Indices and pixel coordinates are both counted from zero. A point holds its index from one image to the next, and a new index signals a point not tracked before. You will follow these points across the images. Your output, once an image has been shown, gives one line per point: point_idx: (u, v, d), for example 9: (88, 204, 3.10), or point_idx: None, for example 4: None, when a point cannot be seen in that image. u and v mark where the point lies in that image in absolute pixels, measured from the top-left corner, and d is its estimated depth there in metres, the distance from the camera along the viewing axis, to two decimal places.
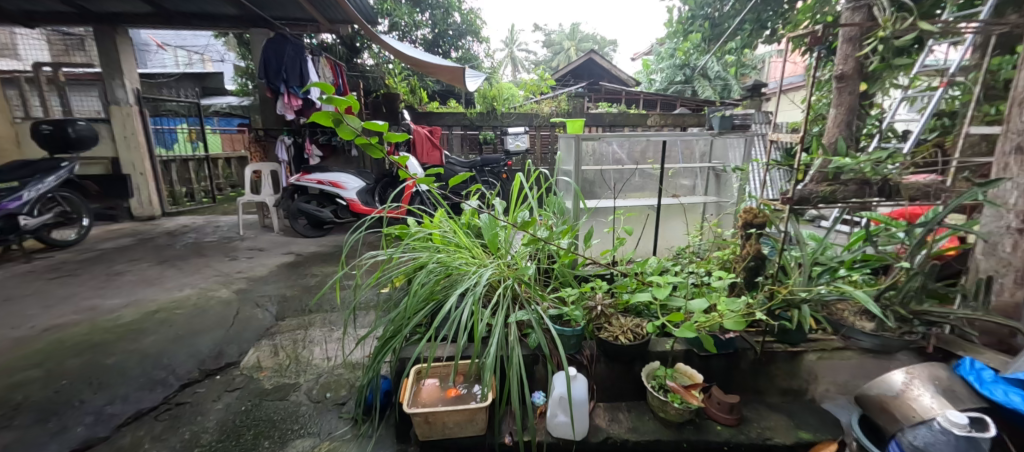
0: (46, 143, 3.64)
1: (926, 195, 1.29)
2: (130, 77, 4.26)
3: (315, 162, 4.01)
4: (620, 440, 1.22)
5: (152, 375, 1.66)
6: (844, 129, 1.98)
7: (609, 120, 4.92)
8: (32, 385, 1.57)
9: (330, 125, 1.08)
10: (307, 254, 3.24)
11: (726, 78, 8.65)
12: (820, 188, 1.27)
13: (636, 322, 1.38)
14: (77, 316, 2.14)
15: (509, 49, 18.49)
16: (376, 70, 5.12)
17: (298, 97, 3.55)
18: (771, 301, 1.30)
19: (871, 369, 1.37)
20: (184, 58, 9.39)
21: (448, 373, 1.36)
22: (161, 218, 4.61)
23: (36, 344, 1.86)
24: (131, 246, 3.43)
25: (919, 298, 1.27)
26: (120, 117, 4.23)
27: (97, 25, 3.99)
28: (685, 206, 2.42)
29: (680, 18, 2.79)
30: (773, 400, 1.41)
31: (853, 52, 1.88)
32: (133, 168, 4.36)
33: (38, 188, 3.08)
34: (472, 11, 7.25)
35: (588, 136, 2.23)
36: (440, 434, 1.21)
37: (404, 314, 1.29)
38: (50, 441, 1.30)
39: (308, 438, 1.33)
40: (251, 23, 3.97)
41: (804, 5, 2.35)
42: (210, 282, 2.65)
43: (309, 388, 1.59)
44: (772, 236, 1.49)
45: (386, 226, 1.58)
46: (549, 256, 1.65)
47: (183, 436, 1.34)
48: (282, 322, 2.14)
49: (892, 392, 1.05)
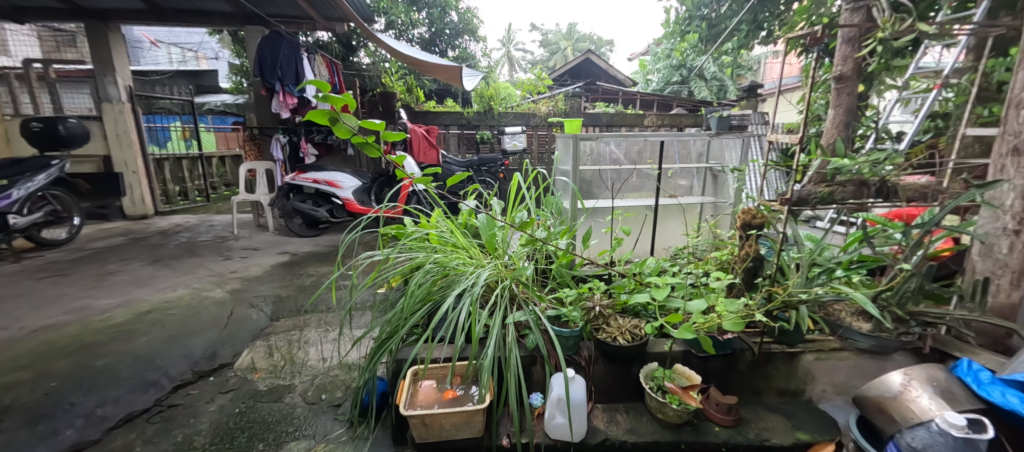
0: (36, 141, 3.58)
1: (925, 196, 1.28)
2: (122, 74, 4.20)
3: (311, 161, 4.00)
4: (618, 441, 1.22)
5: (144, 377, 1.64)
6: (842, 130, 2.07)
7: (607, 120, 4.93)
8: (22, 387, 1.54)
9: (326, 124, 1.05)
10: (303, 254, 3.21)
11: (721, 79, 8.68)
12: (819, 189, 1.26)
13: (634, 323, 1.37)
14: (68, 317, 2.11)
15: (507, 49, 18.61)
16: (372, 69, 5.08)
17: (294, 95, 3.53)
18: (770, 302, 1.30)
19: (868, 369, 1.37)
20: (178, 56, 9.34)
21: (446, 374, 1.34)
22: (153, 218, 4.55)
23: (26, 345, 1.83)
24: (123, 246, 3.38)
25: (916, 299, 1.27)
26: (112, 114, 4.17)
27: (89, 20, 3.93)
28: (684, 206, 2.43)
29: (678, 19, 2.83)
30: (771, 401, 1.41)
31: (852, 52, 1.98)
32: (126, 166, 4.30)
33: (28, 187, 3.03)
34: (469, 11, 7.27)
35: (586, 135, 2.21)
36: (437, 437, 1.21)
37: (401, 315, 1.29)
38: (39, 444, 1.28)
39: (303, 440, 1.32)
40: (246, 21, 3.96)
41: (801, 7, 2.35)
42: (204, 281, 2.62)
43: (305, 390, 1.58)
44: (771, 237, 1.49)
45: (382, 226, 1.56)
46: (548, 257, 1.65)
47: (175, 439, 1.32)
48: (276, 322, 2.12)
49: (891, 393, 1.05)
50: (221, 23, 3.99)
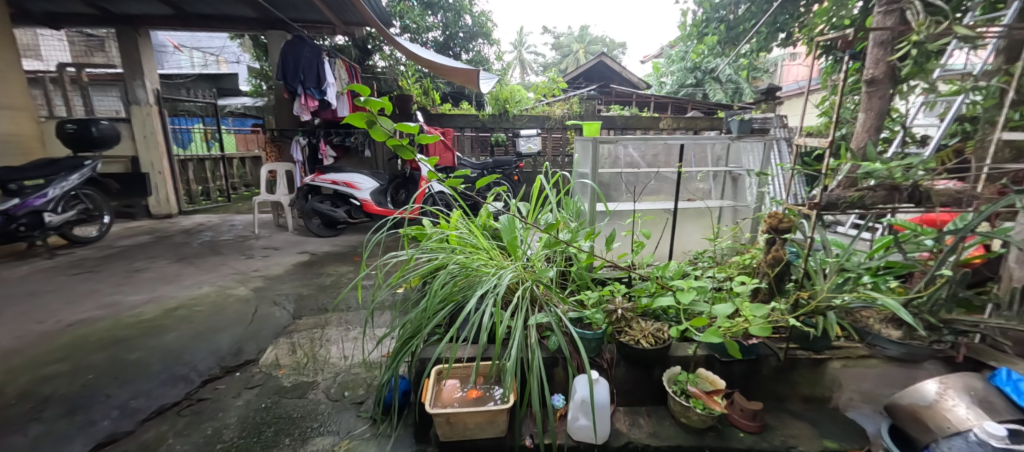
0: (70, 142, 3.71)
1: (960, 201, 1.27)
2: (150, 77, 4.33)
3: (329, 163, 4.12)
4: (641, 445, 1.22)
5: (174, 372, 1.69)
6: (873, 134, 1.89)
7: (621, 123, 4.92)
8: (60, 379, 1.60)
9: (363, 126, 1.08)
10: (321, 254, 3.27)
11: (737, 82, 8.49)
12: (847, 193, 1.26)
13: (657, 326, 1.36)
14: (101, 312, 2.18)
15: (518, 52, 18.79)
16: (388, 72, 5.16)
17: (315, 99, 3.60)
18: (797, 308, 1.29)
19: (897, 378, 1.34)
20: (200, 59, 9.65)
21: (469, 374, 1.35)
22: (177, 217, 4.68)
23: (63, 338, 1.90)
24: (150, 244, 3.49)
25: (948, 307, 1.25)
26: (140, 116, 4.30)
27: (119, 26, 4.08)
28: (703, 210, 2.39)
29: (695, 21, 2.87)
30: (795, 407, 1.38)
31: (884, 55, 1.76)
32: (152, 166, 4.43)
33: (63, 186, 3.17)
34: (483, 14, 7.38)
35: (605, 138, 2.20)
36: (460, 436, 1.22)
37: (424, 314, 1.31)
38: (77, 434, 1.33)
39: (328, 436, 1.34)
40: (269, 25, 4.07)
41: (822, 8, 2.30)
42: (228, 279, 2.69)
43: (327, 387, 1.61)
44: (797, 242, 1.46)
45: (404, 227, 1.58)
46: (568, 259, 1.66)
47: (205, 432, 1.36)
48: (298, 321, 2.16)
49: (924, 402, 1.03)
50: (245, 28, 4.12)
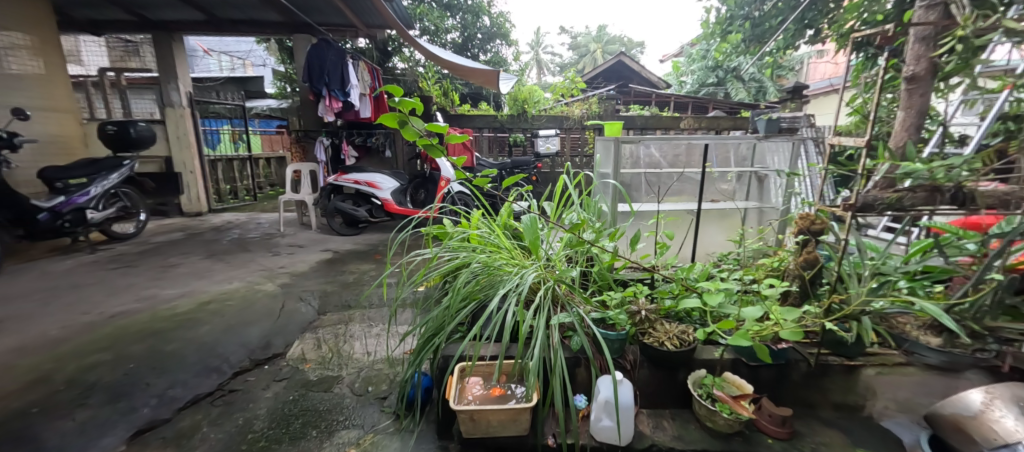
0: (110, 142, 3.90)
1: (1006, 204, 1.19)
2: (183, 81, 4.51)
3: (351, 163, 4.22)
4: (666, 448, 1.20)
5: (208, 363, 1.76)
6: (914, 132, 1.81)
7: (641, 122, 4.87)
8: (103, 367, 1.68)
9: (395, 127, 1.11)
10: (343, 252, 3.34)
11: (760, 80, 8.27)
12: (885, 194, 1.22)
13: (682, 328, 1.34)
14: (139, 304, 2.29)
15: (535, 52, 18.79)
16: (408, 73, 5.24)
17: (338, 100, 3.69)
18: (830, 312, 1.26)
19: (936, 387, 1.29)
20: (228, 63, 10.02)
21: (491, 372, 1.36)
22: (207, 215, 4.86)
23: (105, 328, 2.01)
24: (182, 240, 3.64)
25: (994, 314, 1.21)
26: (174, 118, 4.49)
27: (155, 31, 4.27)
28: (726, 211, 2.34)
29: (718, 19, 2.82)
30: (826, 414, 1.34)
31: (927, 51, 1.68)
32: (184, 166, 4.62)
33: (103, 185, 3.34)
34: (501, 15, 7.43)
35: (627, 138, 2.18)
36: (483, 433, 1.23)
37: (447, 312, 1.32)
38: (119, 421, 1.40)
39: (353, 429, 1.38)
40: (295, 29, 4.20)
41: (851, 3, 2.21)
42: (256, 275, 2.78)
43: (352, 382, 1.64)
44: (828, 245, 1.42)
45: (427, 226, 1.61)
46: (589, 259, 1.65)
47: (237, 422, 1.41)
48: (323, 316, 2.22)
49: (970, 412, 0.98)
50: (272, 32, 4.26)
